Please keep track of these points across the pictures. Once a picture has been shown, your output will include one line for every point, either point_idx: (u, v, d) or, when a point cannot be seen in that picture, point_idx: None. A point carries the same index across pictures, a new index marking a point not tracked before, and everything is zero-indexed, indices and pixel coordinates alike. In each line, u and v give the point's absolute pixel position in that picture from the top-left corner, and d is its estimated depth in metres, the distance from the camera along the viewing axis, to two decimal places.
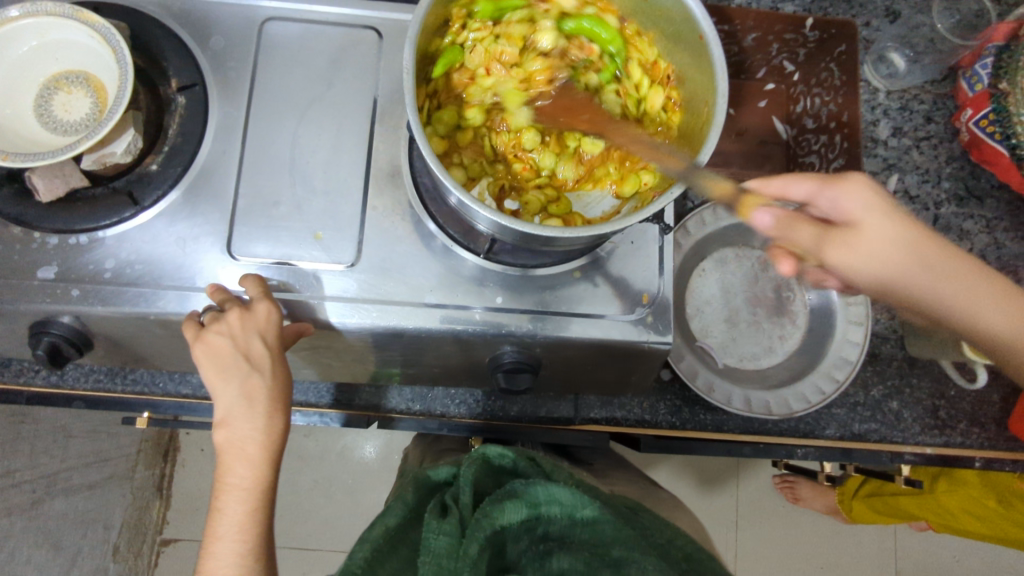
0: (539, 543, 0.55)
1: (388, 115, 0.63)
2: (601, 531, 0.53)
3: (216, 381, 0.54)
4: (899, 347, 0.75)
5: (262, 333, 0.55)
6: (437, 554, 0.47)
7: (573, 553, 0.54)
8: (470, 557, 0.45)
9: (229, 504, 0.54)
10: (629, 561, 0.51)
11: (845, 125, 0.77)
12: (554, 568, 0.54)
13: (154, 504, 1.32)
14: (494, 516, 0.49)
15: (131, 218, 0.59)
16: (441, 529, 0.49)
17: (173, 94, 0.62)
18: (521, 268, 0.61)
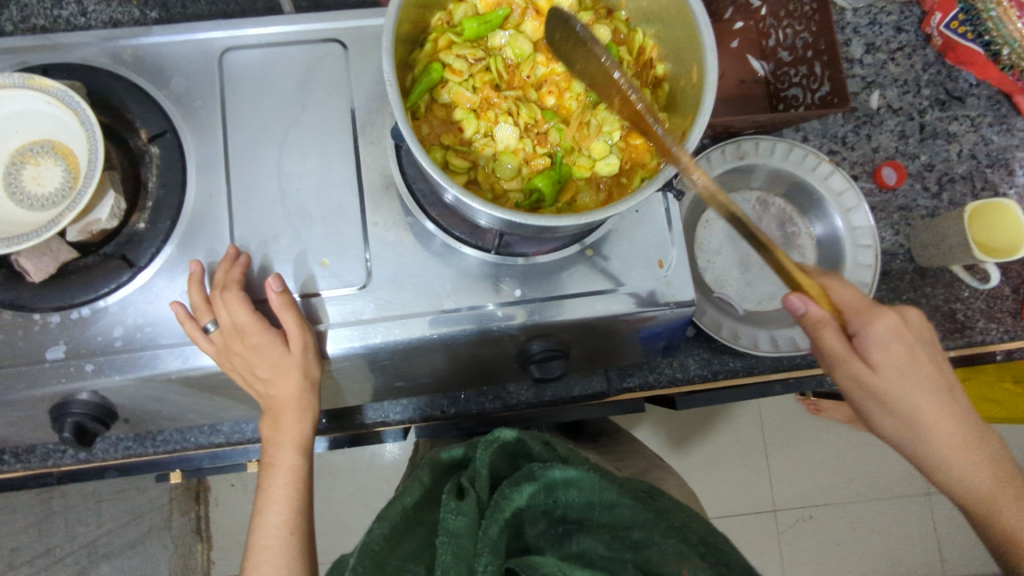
0: (557, 526, 0.55)
1: (369, 127, 0.61)
2: (619, 514, 0.53)
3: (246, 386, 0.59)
4: (908, 261, 0.76)
5: (264, 360, 0.56)
6: (455, 533, 0.46)
7: (594, 536, 0.54)
8: (491, 538, 0.46)
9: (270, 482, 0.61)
10: (648, 544, 0.51)
11: (825, 52, 0.69)
12: (572, 550, 0.54)
13: (196, 548, 1.32)
14: (511, 497, 0.49)
15: (130, 281, 0.57)
16: (461, 509, 0.48)
17: (145, 145, 0.60)
18: (526, 256, 0.61)
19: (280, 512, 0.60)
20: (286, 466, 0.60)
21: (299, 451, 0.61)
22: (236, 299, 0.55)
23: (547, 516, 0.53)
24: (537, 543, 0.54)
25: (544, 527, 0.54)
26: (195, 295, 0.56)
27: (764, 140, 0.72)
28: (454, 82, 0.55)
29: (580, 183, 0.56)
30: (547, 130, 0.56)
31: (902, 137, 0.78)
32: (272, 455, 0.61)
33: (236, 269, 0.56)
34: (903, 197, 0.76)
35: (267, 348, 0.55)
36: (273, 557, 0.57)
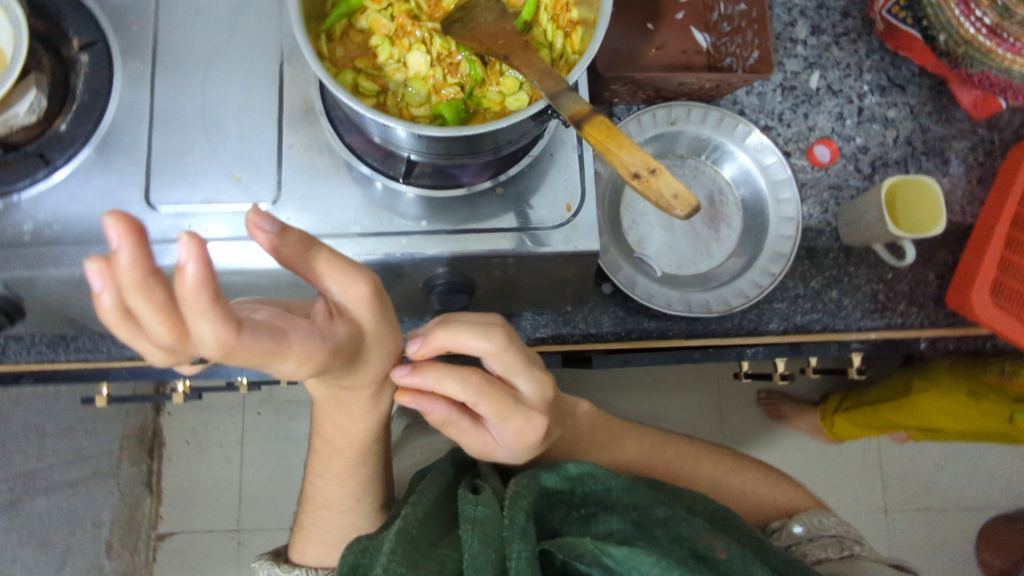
0: (578, 510, 0.55)
1: (296, 54, 0.63)
2: (638, 496, 0.57)
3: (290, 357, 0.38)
4: (834, 239, 0.76)
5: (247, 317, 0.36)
6: (479, 519, 0.48)
7: (619, 516, 0.55)
8: (518, 524, 0.47)
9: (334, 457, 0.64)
10: (675, 519, 0.55)
11: (757, 20, 0.72)
12: (599, 528, 0.54)
13: (145, 501, 1.33)
14: (534, 484, 0.53)
15: (45, 178, 0.59)
16: (479, 500, 0.50)
17: (77, 54, 0.61)
18: (464, 186, 0.62)
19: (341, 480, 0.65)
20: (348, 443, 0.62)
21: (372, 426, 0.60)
22: (214, 320, 0.32)
23: (566, 502, 0.55)
24: (561, 526, 0.54)
25: (565, 511, 0.55)
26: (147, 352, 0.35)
27: (695, 106, 0.74)
28: (373, 10, 0.57)
29: (487, 117, 0.57)
30: (458, 61, 0.56)
31: (839, 119, 0.79)
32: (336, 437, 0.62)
33: (130, 292, 0.32)
34: (835, 176, 0.77)
35: (328, 355, 0.41)
36: (333, 515, 0.67)
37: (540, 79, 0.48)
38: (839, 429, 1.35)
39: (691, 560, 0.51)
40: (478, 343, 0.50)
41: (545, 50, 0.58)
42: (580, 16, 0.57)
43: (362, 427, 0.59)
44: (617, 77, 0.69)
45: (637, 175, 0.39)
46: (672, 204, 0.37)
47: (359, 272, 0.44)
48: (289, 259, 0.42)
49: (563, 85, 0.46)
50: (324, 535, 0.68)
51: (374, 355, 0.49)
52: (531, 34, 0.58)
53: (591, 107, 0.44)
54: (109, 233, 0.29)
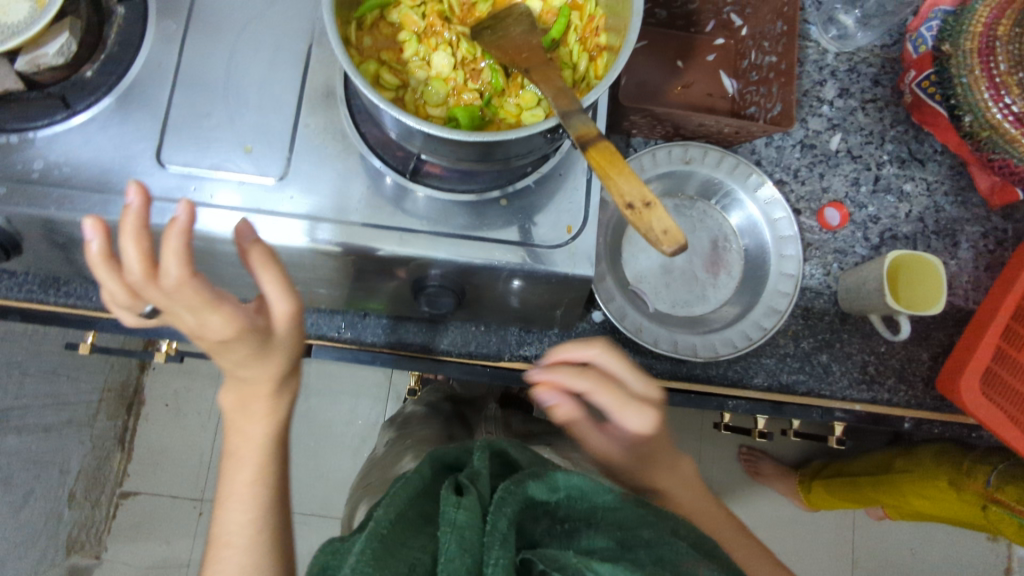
0: (563, 525, 0.52)
1: (325, 38, 0.64)
2: (624, 516, 0.52)
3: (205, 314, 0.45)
4: (831, 303, 0.76)
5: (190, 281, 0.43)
6: (457, 526, 0.46)
7: (604, 534, 0.51)
8: (499, 533, 0.46)
9: (235, 479, 0.56)
10: (660, 543, 0.50)
11: (783, 73, 0.70)
12: (583, 546, 0.50)
13: (114, 456, 1.40)
14: (518, 491, 0.49)
15: (63, 121, 0.60)
16: (461, 503, 0.47)
17: (114, 5, 0.62)
18: (476, 192, 0.62)
19: (244, 509, 0.56)
20: (252, 455, 0.56)
21: (269, 436, 0.56)
22: (179, 258, 0.42)
23: (549, 513, 0.52)
24: (542, 538, 0.51)
25: (547, 524, 0.51)
26: (108, 283, 0.45)
27: (712, 150, 0.74)
28: (406, 6, 0.58)
29: (501, 127, 0.57)
30: (481, 68, 0.57)
31: (854, 184, 0.78)
32: (237, 448, 0.57)
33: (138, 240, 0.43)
34: (841, 240, 0.77)
35: (247, 331, 0.48)
36: (234, 554, 0.54)
37: (552, 96, 0.48)
38: (814, 497, 1.31)
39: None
40: (581, 350, 0.59)
41: (568, 71, 0.58)
42: (607, 42, 0.57)
43: (263, 428, 0.56)
44: (637, 108, 0.69)
45: (631, 205, 0.38)
46: (660, 239, 0.37)
47: (291, 293, 0.50)
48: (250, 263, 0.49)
49: (576, 108, 0.46)
50: None
51: (280, 352, 0.52)
52: (557, 53, 0.59)
53: (598, 130, 0.44)
54: (128, 191, 0.43)
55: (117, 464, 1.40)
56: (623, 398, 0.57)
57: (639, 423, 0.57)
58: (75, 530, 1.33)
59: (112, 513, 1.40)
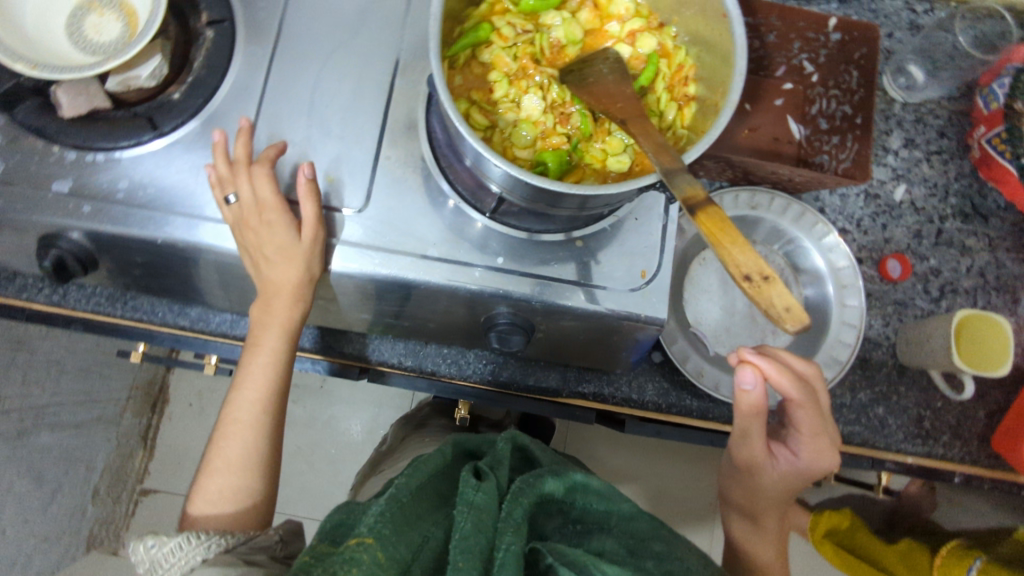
0: (574, 524, 0.50)
1: (410, 69, 0.64)
2: (638, 527, 0.49)
3: (268, 204, 0.58)
4: (889, 354, 0.76)
5: (272, 184, 0.58)
6: (475, 506, 0.43)
7: (616, 539, 0.48)
8: (513, 520, 0.43)
9: (259, 357, 0.61)
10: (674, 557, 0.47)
11: (860, 126, 0.75)
12: (592, 549, 0.48)
13: (137, 453, 1.38)
14: (535, 485, 0.48)
15: (149, 142, 0.60)
16: (481, 486, 0.45)
17: (203, 28, 0.63)
18: (528, 232, 0.62)
19: (256, 390, 0.61)
20: (269, 348, 0.61)
21: (285, 336, 0.61)
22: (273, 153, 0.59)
23: (563, 511, 0.50)
24: (551, 534, 0.48)
25: (560, 522, 0.50)
26: (216, 164, 0.58)
27: (778, 197, 0.75)
28: (498, 45, 0.58)
29: (588, 171, 0.57)
30: (571, 113, 0.57)
31: (916, 236, 0.79)
32: (259, 335, 0.61)
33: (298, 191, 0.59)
34: (902, 292, 0.77)
35: (282, 225, 0.58)
36: (240, 434, 0.60)
37: (654, 152, 0.48)
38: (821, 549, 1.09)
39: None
40: (806, 370, 0.62)
41: (655, 119, 0.58)
42: (696, 93, 0.58)
43: (288, 318, 0.61)
44: (712, 155, 0.71)
45: (748, 278, 0.39)
46: (783, 316, 0.38)
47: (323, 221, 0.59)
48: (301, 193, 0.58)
49: (680, 164, 0.46)
50: (226, 453, 0.59)
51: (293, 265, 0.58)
52: (645, 99, 0.58)
53: (705, 192, 0.43)
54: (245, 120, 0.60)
55: (139, 462, 1.38)
56: (821, 427, 0.62)
57: (823, 459, 0.62)
58: (96, 527, 1.31)
59: (133, 510, 1.36)
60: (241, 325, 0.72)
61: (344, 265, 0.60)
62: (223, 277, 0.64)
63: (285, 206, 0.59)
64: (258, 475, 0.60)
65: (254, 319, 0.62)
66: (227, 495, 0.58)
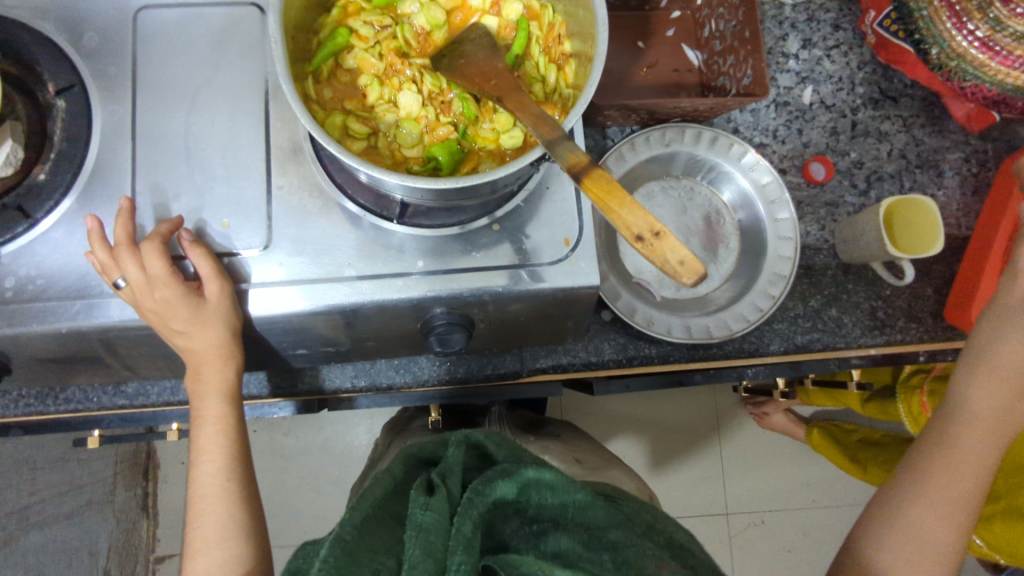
0: (530, 524, 0.51)
1: (281, 91, 0.61)
2: (594, 515, 0.50)
3: (161, 280, 0.55)
4: (832, 256, 0.76)
5: (163, 257, 0.55)
6: (424, 529, 0.44)
7: (571, 535, 0.50)
8: (463, 536, 0.44)
9: (208, 425, 0.59)
10: (626, 545, 0.49)
11: (749, 41, 0.69)
12: (548, 550, 0.49)
13: (141, 525, 1.30)
14: (486, 492, 0.47)
15: (25, 232, 0.57)
16: (430, 504, 0.45)
17: (53, 99, 0.59)
18: (458, 224, 0.61)
19: (213, 461, 0.59)
20: (213, 417, 0.59)
21: (226, 402, 0.59)
22: (160, 229, 0.56)
23: (520, 512, 0.50)
24: (510, 538, 0.50)
25: (517, 523, 0.50)
26: (98, 252, 0.55)
27: (689, 127, 0.74)
28: (360, 48, 0.55)
29: (482, 154, 0.55)
30: (451, 100, 0.55)
31: (833, 133, 0.78)
32: (199, 406, 0.59)
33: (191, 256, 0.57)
34: (831, 192, 0.77)
35: (184, 297, 0.55)
36: (212, 505, 0.57)
37: (536, 125, 0.46)
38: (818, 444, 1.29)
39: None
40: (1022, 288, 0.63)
41: (538, 85, 0.57)
42: (573, 49, 0.55)
43: (224, 381, 0.59)
44: (612, 103, 0.70)
45: (640, 237, 0.38)
46: (679, 270, 0.37)
47: (226, 279, 0.56)
48: (195, 260, 0.55)
49: (563, 134, 0.45)
50: (204, 531, 0.56)
51: (210, 330, 0.56)
52: (523, 68, 0.57)
53: (589, 158, 0.42)
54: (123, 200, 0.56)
55: (145, 533, 1.31)
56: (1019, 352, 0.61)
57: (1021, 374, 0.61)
58: None
59: None
60: (181, 390, 0.70)
61: (264, 307, 0.58)
62: (147, 349, 0.62)
63: (180, 276, 0.56)
64: (245, 541, 0.57)
65: (190, 392, 0.59)
66: (215, 572, 0.55)
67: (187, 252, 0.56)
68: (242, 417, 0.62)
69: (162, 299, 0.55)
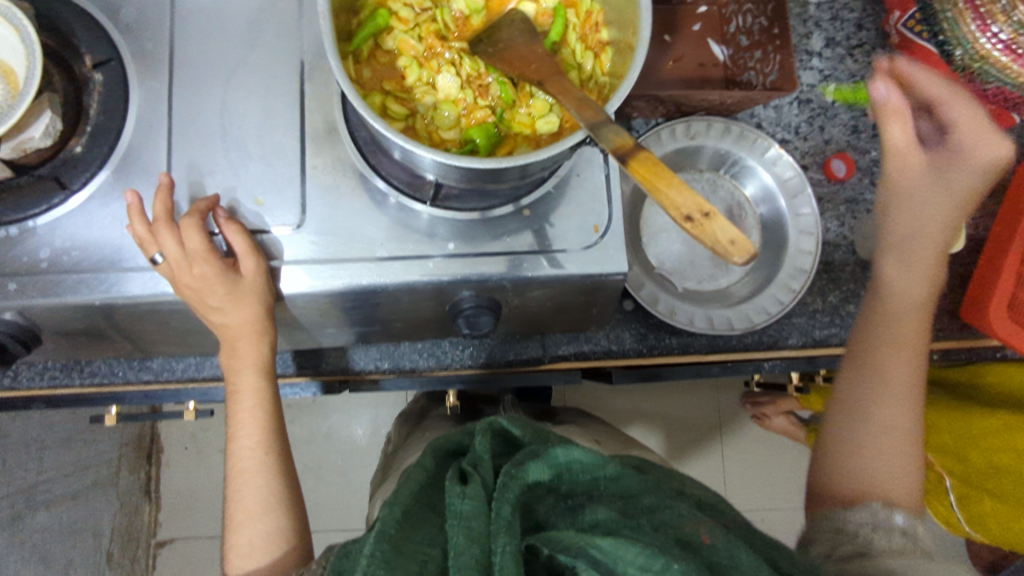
0: (565, 500, 0.50)
1: (317, 72, 0.62)
2: (626, 483, 0.50)
3: (198, 256, 0.55)
4: (851, 253, 0.77)
5: (201, 233, 0.55)
6: (462, 517, 0.45)
7: (606, 504, 0.49)
8: (503, 519, 0.44)
9: (245, 399, 0.59)
10: (662, 507, 0.49)
11: (778, 37, 0.73)
12: (587, 521, 0.48)
13: (143, 509, 1.34)
14: (518, 475, 0.48)
15: (61, 204, 0.57)
16: (466, 493, 0.46)
17: (90, 72, 0.59)
18: (478, 209, 0.61)
19: (251, 434, 0.59)
20: (249, 391, 0.59)
21: (261, 377, 0.60)
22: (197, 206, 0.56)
23: (553, 491, 0.50)
24: (548, 517, 0.50)
25: (552, 501, 0.50)
26: (136, 228, 0.55)
27: (715, 121, 0.75)
28: (400, 30, 0.56)
29: (519, 139, 0.56)
30: (489, 83, 0.56)
31: (854, 132, 0.79)
32: (235, 381, 0.59)
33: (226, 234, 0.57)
34: (851, 190, 0.78)
35: (221, 272, 0.55)
36: (252, 477, 0.58)
37: (577, 108, 0.46)
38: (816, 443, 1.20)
39: (676, 550, 0.44)
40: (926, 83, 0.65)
41: (575, 71, 0.57)
42: (610, 37, 0.56)
43: (258, 357, 0.59)
44: (640, 95, 0.70)
45: (690, 218, 0.39)
46: (730, 250, 0.38)
47: (261, 255, 0.57)
48: (230, 237, 0.56)
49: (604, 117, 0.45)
50: (245, 500, 0.57)
51: (247, 305, 0.57)
52: (560, 54, 0.57)
53: (633, 138, 0.42)
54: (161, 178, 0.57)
55: (146, 516, 1.35)
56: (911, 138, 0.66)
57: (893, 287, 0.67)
58: None
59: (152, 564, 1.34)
60: (206, 367, 0.71)
61: (296, 286, 0.58)
62: (176, 325, 0.62)
63: (217, 253, 0.56)
64: (285, 514, 0.57)
65: (225, 369, 0.60)
66: (259, 544, 0.56)
67: (223, 230, 0.56)
68: (277, 393, 0.62)
69: (199, 275, 0.55)
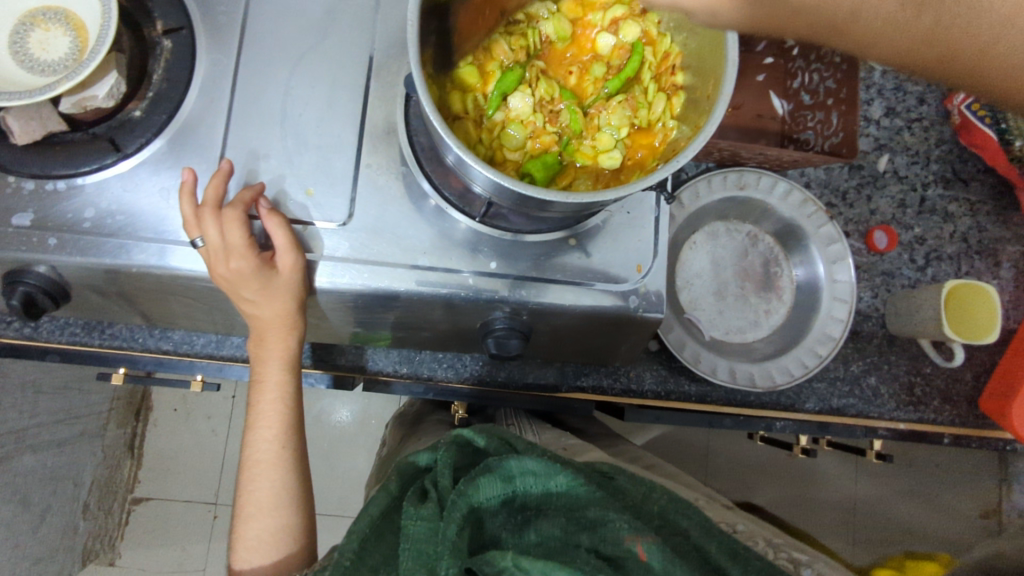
0: (516, 514, 0.50)
1: (384, 70, 0.61)
2: (575, 494, 0.49)
3: (237, 248, 0.54)
4: (879, 325, 0.78)
5: (244, 225, 0.55)
6: (413, 539, 0.43)
7: (554, 521, 0.49)
8: (449, 540, 0.42)
9: (266, 388, 0.59)
10: (604, 522, 0.48)
11: (844, 102, 0.76)
12: (531, 540, 0.49)
13: (125, 463, 1.34)
14: (470, 493, 0.46)
15: (112, 166, 0.56)
16: (418, 513, 0.45)
17: (158, 37, 0.59)
18: (510, 233, 0.60)
19: (269, 427, 0.58)
20: (273, 382, 0.59)
21: (286, 369, 0.60)
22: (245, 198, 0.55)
23: (508, 506, 0.50)
24: (501, 534, 0.49)
25: (504, 517, 0.49)
26: (184, 208, 0.55)
27: (765, 175, 0.75)
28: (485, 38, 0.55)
29: (580, 170, 0.55)
30: (560, 110, 0.56)
31: (901, 206, 0.82)
32: (260, 369, 0.59)
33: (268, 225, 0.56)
34: (889, 263, 0.80)
35: (260, 266, 0.55)
36: (265, 473, 0.57)
37: None
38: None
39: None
40: None
41: (643, 111, 0.56)
42: (685, 81, 0.55)
43: (286, 350, 0.59)
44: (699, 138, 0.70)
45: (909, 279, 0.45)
46: None
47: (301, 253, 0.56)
48: (272, 232, 0.55)
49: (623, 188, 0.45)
50: (256, 494, 0.56)
51: (280, 301, 0.56)
52: (632, 92, 0.57)
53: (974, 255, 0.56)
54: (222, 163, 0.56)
55: (127, 471, 1.34)
56: None
57: None
58: (90, 541, 1.28)
59: (125, 519, 1.35)
60: (225, 345, 0.71)
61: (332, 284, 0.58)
62: (205, 302, 0.62)
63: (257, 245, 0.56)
64: (294, 511, 0.57)
65: (251, 356, 0.60)
66: (266, 539, 0.55)
67: (265, 222, 0.55)
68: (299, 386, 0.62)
69: (236, 267, 0.54)
